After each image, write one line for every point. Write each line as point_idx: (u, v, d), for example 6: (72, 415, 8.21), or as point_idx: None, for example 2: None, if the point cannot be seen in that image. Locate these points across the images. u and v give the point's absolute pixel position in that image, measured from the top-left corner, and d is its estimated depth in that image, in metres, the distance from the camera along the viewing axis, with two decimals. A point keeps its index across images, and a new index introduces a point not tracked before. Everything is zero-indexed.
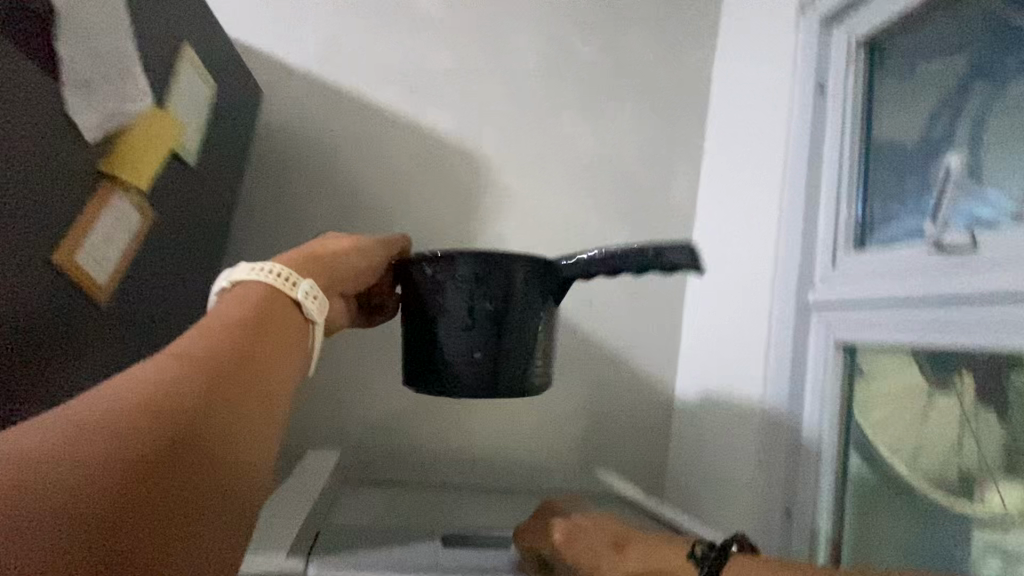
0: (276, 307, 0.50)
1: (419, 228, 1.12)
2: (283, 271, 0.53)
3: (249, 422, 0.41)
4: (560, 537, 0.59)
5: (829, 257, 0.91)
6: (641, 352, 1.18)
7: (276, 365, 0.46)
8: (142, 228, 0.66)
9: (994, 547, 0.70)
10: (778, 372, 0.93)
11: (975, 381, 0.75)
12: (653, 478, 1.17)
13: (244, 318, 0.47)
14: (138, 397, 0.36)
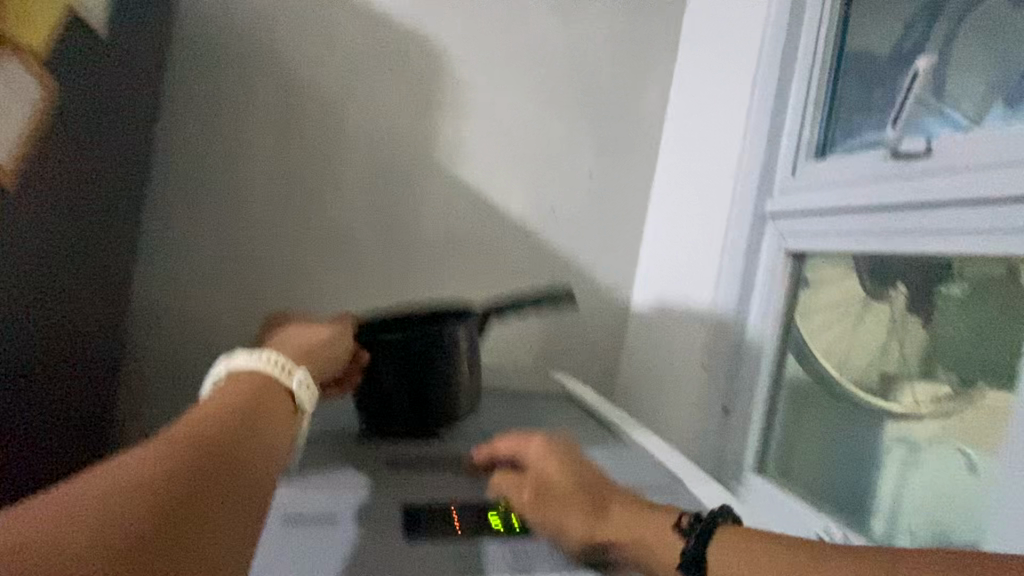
0: (276, 389, 0.50)
1: (374, 127, 1.05)
2: (281, 359, 0.52)
3: (262, 469, 0.42)
4: (530, 497, 0.53)
5: (789, 165, 0.92)
6: (600, 264, 1.19)
7: (279, 429, 0.47)
8: (44, 101, 0.57)
9: (902, 439, 0.77)
10: (728, 281, 0.96)
11: (906, 292, 0.80)
12: (605, 383, 1.23)
13: (245, 389, 0.48)
14: (166, 448, 0.38)
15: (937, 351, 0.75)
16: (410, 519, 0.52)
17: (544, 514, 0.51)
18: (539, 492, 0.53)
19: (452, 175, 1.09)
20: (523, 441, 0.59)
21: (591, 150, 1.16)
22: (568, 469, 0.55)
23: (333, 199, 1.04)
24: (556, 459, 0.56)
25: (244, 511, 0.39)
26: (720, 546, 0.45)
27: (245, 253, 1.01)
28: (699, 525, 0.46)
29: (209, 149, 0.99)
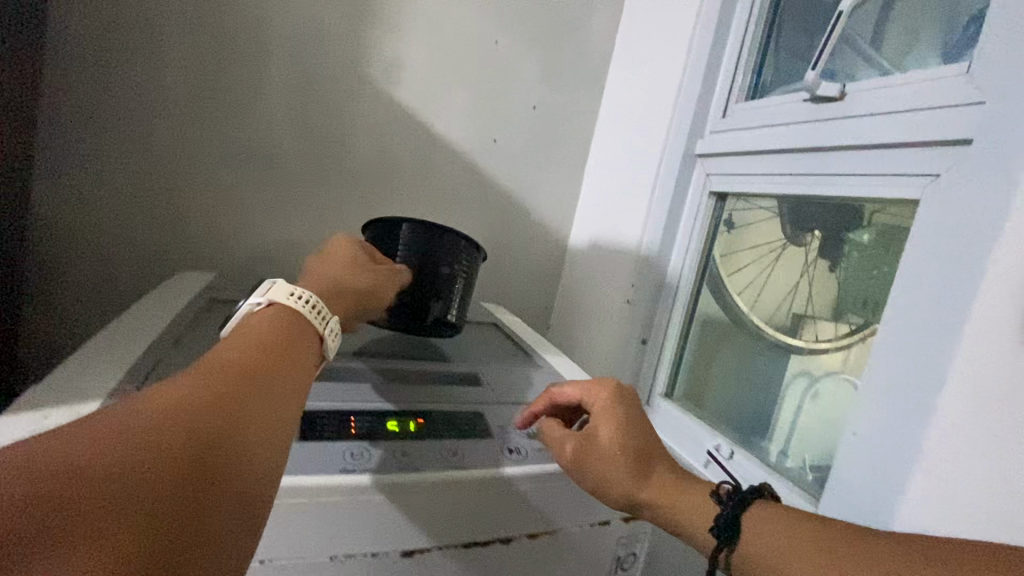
0: (305, 334, 0.43)
1: (302, 36, 0.97)
2: (315, 300, 0.45)
3: (267, 438, 0.34)
4: (573, 452, 0.48)
5: (720, 106, 0.94)
6: (540, 197, 1.19)
7: (294, 385, 0.39)
8: None
9: (804, 372, 0.82)
10: (657, 217, 0.99)
11: (820, 240, 0.83)
12: (540, 314, 1.26)
13: (258, 340, 0.39)
14: (147, 411, 0.30)
15: (839, 296, 0.79)
16: (309, 420, 0.47)
17: (592, 472, 0.47)
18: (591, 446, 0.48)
19: (387, 95, 1.04)
20: (591, 389, 0.53)
21: (537, 77, 1.13)
22: (627, 423, 0.49)
23: (257, 113, 0.97)
24: (623, 415, 0.50)
25: (236, 491, 0.31)
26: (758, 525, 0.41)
27: (164, 166, 0.94)
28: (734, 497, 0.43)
29: (116, 42, 0.89)
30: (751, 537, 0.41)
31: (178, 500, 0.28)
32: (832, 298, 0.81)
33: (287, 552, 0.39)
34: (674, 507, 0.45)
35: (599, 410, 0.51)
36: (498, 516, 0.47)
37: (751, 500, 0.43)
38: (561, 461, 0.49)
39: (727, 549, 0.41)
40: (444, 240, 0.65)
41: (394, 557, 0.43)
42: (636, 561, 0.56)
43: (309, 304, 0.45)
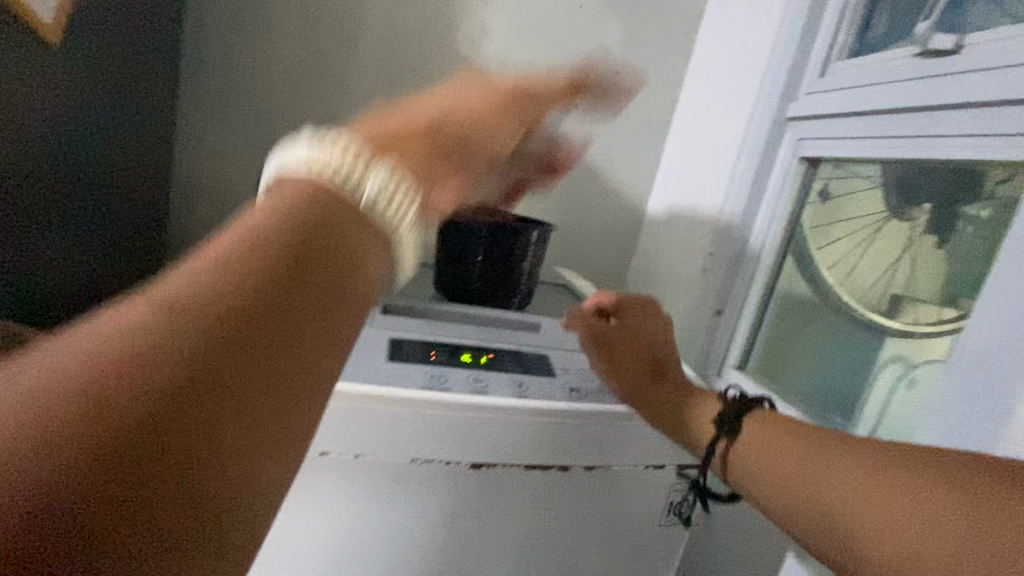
0: (349, 234, 0.28)
1: (394, 10, 1.03)
2: (357, 158, 0.29)
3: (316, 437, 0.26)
4: (598, 343, 0.57)
5: (818, 66, 0.88)
6: (620, 163, 1.19)
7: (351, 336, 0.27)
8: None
9: (897, 357, 0.77)
10: (740, 184, 0.96)
11: (930, 213, 0.77)
12: (614, 282, 1.27)
13: (237, 288, 0.24)
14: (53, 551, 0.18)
15: (947, 276, 0.72)
16: (394, 347, 0.54)
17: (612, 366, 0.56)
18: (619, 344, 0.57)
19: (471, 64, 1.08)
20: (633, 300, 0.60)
21: (620, 40, 1.12)
22: (649, 336, 0.57)
23: (354, 84, 1.06)
24: (648, 330, 0.58)
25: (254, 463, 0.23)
26: (760, 429, 0.47)
27: (272, 134, 1.05)
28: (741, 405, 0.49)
29: (235, 23, 1.00)
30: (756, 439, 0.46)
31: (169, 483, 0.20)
32: (940, 278, 0.73)
33: (375, 450, 0.47)
34: (679, 407, 0.52)
35: (626, 317, 0.59)
36: (556, 446, 0.51)
37: (755, 411, 0.49)
38: (587, 346, 0.58)
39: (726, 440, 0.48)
40: (523, 244, 0.72)
41: (463, 468, 0.49)
42: (690, 509, 0.58)
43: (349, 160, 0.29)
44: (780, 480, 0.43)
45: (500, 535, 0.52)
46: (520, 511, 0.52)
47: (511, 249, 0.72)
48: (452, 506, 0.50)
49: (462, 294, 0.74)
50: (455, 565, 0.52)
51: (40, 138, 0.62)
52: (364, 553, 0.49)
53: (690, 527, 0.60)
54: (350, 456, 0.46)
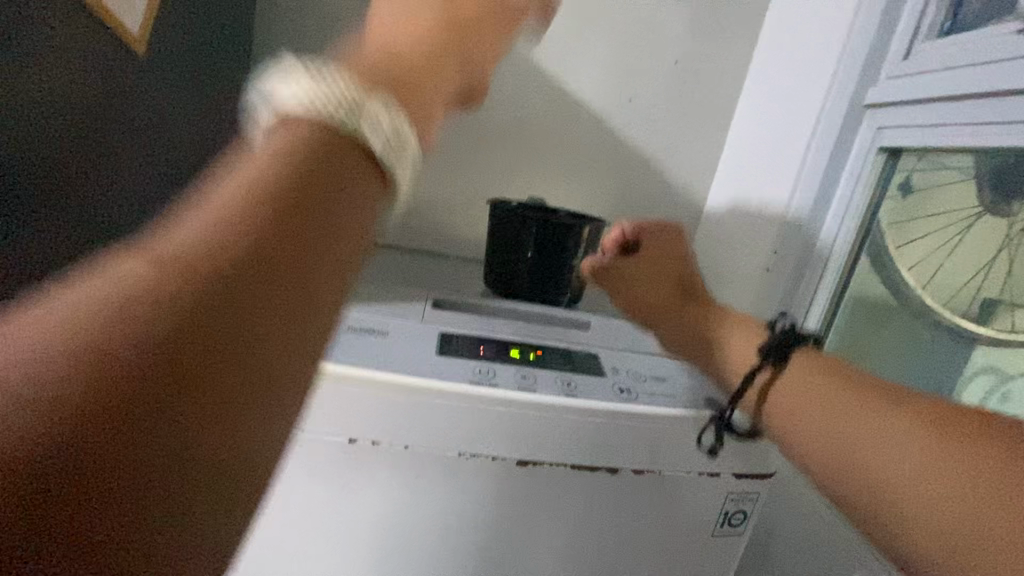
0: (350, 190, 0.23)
1: None
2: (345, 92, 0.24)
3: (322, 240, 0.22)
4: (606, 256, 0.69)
5: (902, 49, 0.81)
6: (678, 158, 1.14)
7: (295, 154, 0.23)
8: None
9: (991, 367, 0.70)
10: (810, 177, 0.89)
11: None
12: None
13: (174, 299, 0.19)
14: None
15: None
16: (444, 341, 0.54)
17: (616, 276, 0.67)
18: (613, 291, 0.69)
19: (527, 58, 1.06)
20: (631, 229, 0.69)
21: (680, 30, 1.08)
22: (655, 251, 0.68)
23: None
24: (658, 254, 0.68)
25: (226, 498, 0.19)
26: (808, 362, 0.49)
27: None
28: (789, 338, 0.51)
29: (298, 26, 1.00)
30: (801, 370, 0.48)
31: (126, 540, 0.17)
32: None
33: (425, 442, 0.47)
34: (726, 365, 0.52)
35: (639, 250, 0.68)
36: (604, 447, 0.50)
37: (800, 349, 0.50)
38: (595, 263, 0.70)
39: (771, 366, 0.50)
40: (574, 239, 0.71)
41: (511, 462, 0.49)
42: (747, 518, 0.56)
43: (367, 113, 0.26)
44: (797, 409, 0.45)
45: (549, 533, 0.52)
46: (566, 511, 0.51)
47: (561, 243, 0.71)
48: (498, 503, 0.50)
49: (512, 289, 0.74)
50: (504, 561, 0.52)
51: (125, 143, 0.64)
52: (414, 541, 0.50)
53: (746, 539, 0.57)
54: (401, 446, 0.47)
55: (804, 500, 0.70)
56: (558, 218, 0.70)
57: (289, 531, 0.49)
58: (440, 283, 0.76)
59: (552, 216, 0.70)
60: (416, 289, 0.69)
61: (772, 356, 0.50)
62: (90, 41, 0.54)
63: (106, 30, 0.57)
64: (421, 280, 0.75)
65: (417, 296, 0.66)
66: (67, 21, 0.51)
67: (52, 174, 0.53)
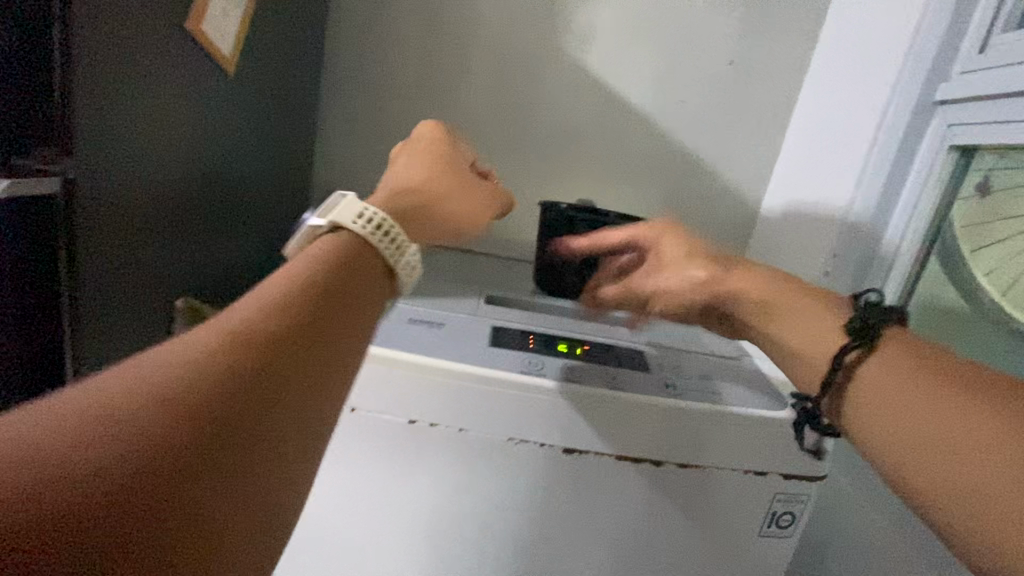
0: (349, 296, 0.37)
1: (506, 15, 1.04)
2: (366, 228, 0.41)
3: (336, 321, 0.34)
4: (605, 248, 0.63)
5: (978, 41, 0.77)
6: (733, 158, 1.13)
7: (313, 266, 0.36)
8: (244, 15, 0.71)
9: None
10: (873, 177, 0.86)
11: None
12: None
13: (242, 359, 0.29)
14: (111, 537, 0.23)
15: None
16: (498, 333, 0.58)
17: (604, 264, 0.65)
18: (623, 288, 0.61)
19: (578, 64, 1.07)
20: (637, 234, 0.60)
21: (737, 30, 1.06)
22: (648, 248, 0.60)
23: (465, 89, 1.08)
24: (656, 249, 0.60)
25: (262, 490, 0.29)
26: (903, 359, 0.42)
27: (392, 140, 1.10)
28: (871, 318, 0.44)
29: (363, 40, 1.05)
30: (890, 365, 0.42)
31: (200, 512, 0.26)
32: None
33: (477, 426, 0.51)
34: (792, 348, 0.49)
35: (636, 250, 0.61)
36: (650, 441, 0.51)
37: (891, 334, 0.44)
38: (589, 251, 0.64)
39: (857, 349, 0.44)
40: None
41: (557, 451, 0.51)
42: (796, 520, 0.55)
43: (374, 226, 0.41)
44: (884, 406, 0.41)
45: (592, 524, 0.53)
46: (610, 502, 0.53)
47: None
48: (544, 490, 0.52)
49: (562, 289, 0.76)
50: (549, 547, 0.54)
51: (214, 156, 0.72)
52: (463, 522, 0.53)
53: (796, 542, 0.57)
54: (455, 429, 0.51)
55: (861, 510, 0.68)
56: (607, 218, 0.73)
57: (354, 505, 0.53)
58: (494, 282, 0.80)
59: (601, 216, 0.73)
60: (470, 287, 0.72)
61: (858, 339, 0.44)
62: (185, 62, 0.62)
63: (200, 51, 0.64)
64: (475, 278, 0.78)
65: (472, 293, 0.69)
66: (171, 47, 0.59)
67: (157, 187, 0.61)
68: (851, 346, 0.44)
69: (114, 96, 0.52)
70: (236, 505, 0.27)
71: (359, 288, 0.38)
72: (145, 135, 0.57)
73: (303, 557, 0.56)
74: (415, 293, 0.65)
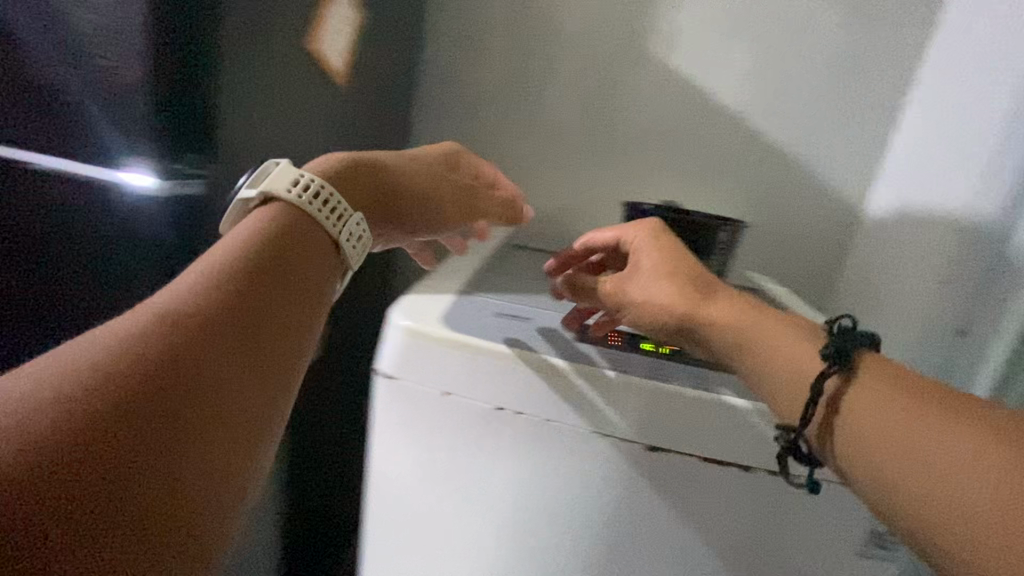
0: (289, 263, 0.39)
1: (591, 18, 1.05)
2: (301, 199, 0.44)
3: (278, 286, 0.37)
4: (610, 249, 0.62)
5: None
6: (831, 156, 1.05)
7: (256, 241, 0.39)
8: (351, 34, 0.79)
9: None
10: (999, 176, 0.77)
11: None
12: (819, 287, 1.12)
13: (172, 331, 0.31)
14: (47, 495, 0.24)
15: None
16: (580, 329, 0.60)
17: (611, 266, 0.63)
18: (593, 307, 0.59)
19: (663, 63, 1.06)
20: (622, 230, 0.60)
21: (839, 20, 1.00)
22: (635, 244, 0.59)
23: (548, 94, 1.10)
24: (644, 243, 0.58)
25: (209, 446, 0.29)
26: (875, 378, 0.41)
27: (476, 145, 1.14)
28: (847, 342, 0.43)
29: (450, 50, 1.10)
30: (867, 387, 0.41)
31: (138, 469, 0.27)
32: None
33: (563, 416, 0.55)
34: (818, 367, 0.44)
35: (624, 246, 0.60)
36: (727, 439, 0.53)
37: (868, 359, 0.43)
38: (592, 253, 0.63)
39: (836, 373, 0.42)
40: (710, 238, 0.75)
41: (630, 445, 0.54)
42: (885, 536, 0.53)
43: (309, 198, 0.44)
44: (869, 435, 0.39)
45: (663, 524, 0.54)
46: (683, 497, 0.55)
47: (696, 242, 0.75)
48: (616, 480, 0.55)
49: None
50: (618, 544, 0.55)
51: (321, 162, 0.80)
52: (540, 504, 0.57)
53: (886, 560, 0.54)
54: (541, 418, 0.55)
55: None
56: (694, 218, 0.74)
57: (441, 481, 0.59)
58: None
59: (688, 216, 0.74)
60: (543, 286, 0.73)
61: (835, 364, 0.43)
62: (301, 80, 0.70)
63: (313, 66, 0.72)
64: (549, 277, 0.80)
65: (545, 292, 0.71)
66: (286, 66, 0.66)
67: None
68: (832, 369, 0.42)
69: (244, 109, 0.60)
70: (183, 463, 0.28)
71: (302, 257, 0.41)
72: (264, 144, 0.65)
73: (393, 524, 0.62)
74: (492, 291, 0.68)
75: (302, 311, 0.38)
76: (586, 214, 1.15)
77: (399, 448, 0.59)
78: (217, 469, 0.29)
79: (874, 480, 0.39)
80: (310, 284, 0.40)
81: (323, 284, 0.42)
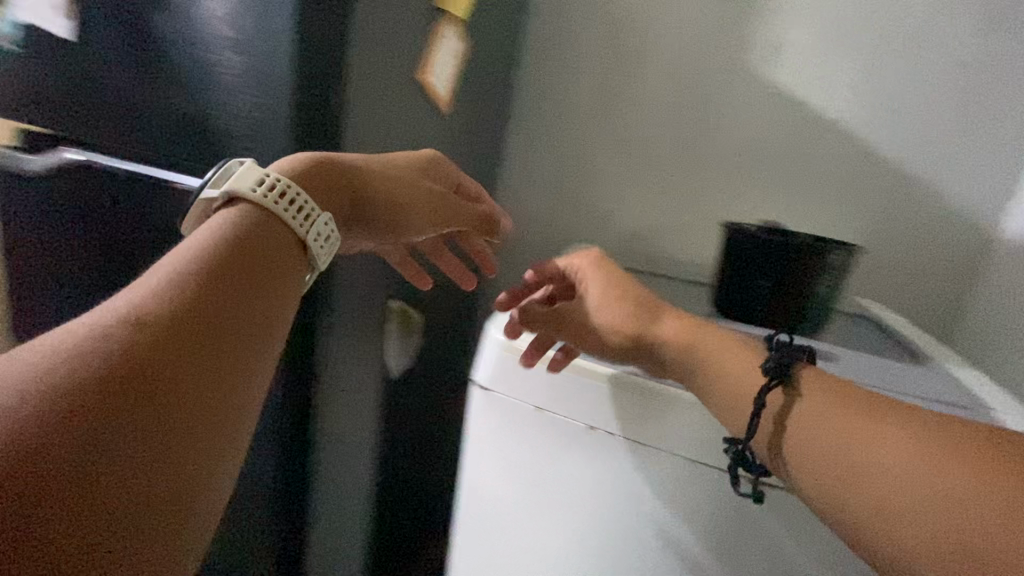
0: (257, 266, 0.38)
1: (691, 37, 1.03)
2: (271, 198, 0.42)
3: (250, 292, 0.36)
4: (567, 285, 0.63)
5: None
6: (968, 173, 0.94)
7: (223, 244, 0.37)
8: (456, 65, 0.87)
9: None
10: None
11: None
12: (946, 321, 0.99)
13: (124, 340, 0.30)
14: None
15: None
16: None
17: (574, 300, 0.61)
18: (558, 326, 0.59)
19: (769, 78, 1.00)
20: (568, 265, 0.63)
21: (976, 24, 0.90)
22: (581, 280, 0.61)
23: (644, 114, 1.09)
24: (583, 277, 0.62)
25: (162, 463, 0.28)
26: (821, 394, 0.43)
27: (570, 165, 1.15)
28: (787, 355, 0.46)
29: (546, 75, 1.13)
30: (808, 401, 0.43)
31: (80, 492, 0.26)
32: None
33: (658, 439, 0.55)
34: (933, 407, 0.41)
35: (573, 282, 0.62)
36: None
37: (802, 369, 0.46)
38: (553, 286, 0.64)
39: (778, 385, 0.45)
40: (821, 266, 0.70)
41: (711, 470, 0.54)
42: None
43: (278, 197, 0.42)
44: (809, 444, 0.41)
45: None
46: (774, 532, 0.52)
47: (805, 269, 0.71)
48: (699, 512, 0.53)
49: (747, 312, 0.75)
50: None
51: None
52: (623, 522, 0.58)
53: None
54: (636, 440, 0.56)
55: None
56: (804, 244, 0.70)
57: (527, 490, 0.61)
58: None
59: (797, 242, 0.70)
60: None
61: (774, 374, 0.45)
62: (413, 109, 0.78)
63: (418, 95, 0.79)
64: None
65: None
66: (398, 98, 0.74)
67: None
68: (772, 382, 0.45)
69: (362, 134, 0.68)
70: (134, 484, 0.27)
71: (271, 260, 0.39)
72: None
73: (482, 526, 0.65)
74: None
75: (270, 316, 0.37)
76: (678, 236, 1.11)
77: (491, 460, 0.62)
78: (172, 488, 0.29)
79: (822, 492, 0.40)
80: (281, 288, 0.39)
81: (293, 286, 0.41)
